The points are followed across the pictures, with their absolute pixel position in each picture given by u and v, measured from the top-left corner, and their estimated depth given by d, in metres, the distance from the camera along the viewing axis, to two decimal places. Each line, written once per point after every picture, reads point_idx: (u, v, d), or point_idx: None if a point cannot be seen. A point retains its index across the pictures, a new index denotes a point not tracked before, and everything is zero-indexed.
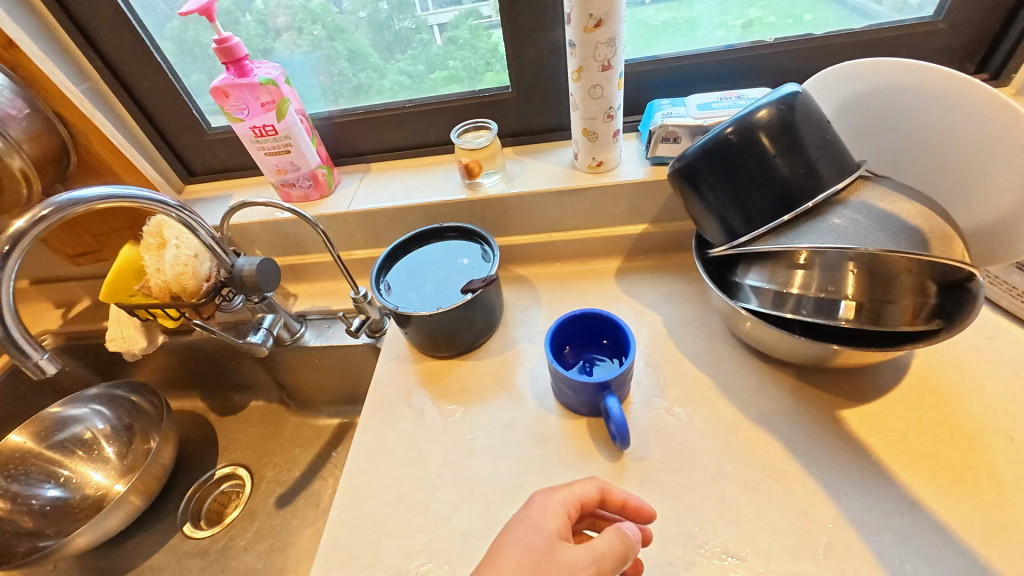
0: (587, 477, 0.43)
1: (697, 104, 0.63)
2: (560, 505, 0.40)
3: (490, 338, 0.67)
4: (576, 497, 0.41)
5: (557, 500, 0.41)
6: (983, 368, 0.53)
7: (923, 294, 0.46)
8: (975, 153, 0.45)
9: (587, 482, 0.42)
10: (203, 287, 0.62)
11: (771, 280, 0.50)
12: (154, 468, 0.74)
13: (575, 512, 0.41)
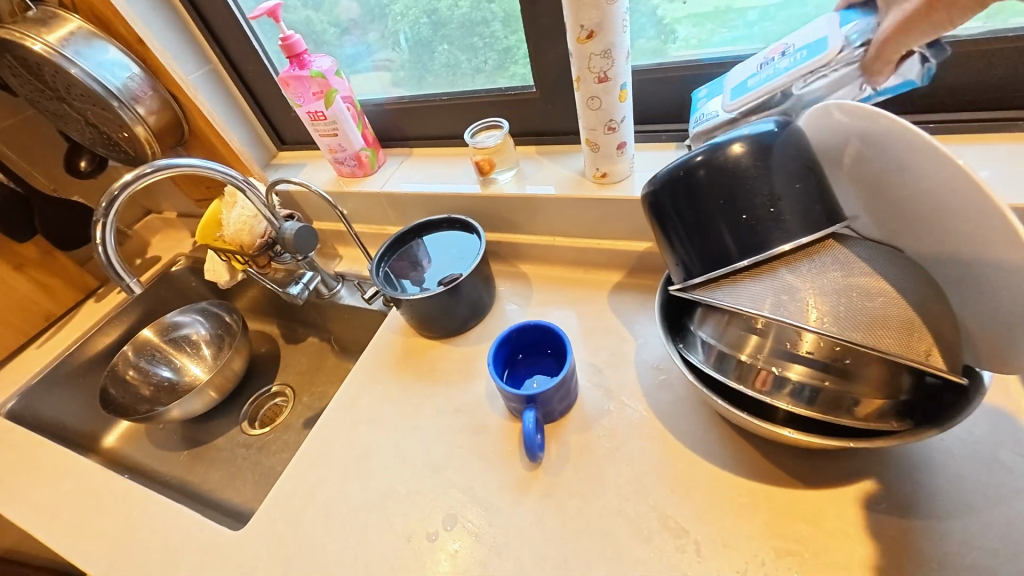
0: None
1: (732, 87, 0.52)
2: None
3: (473, 328, 0.72)
4: None
5: None
6: (996, 490, 0.42)
7: (893, 391, 0.38)
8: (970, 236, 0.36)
9: None
10: (258, 243, 0.77)
11: (722, 339, 0.43)
12: (228, 372, 0.96)
13: None
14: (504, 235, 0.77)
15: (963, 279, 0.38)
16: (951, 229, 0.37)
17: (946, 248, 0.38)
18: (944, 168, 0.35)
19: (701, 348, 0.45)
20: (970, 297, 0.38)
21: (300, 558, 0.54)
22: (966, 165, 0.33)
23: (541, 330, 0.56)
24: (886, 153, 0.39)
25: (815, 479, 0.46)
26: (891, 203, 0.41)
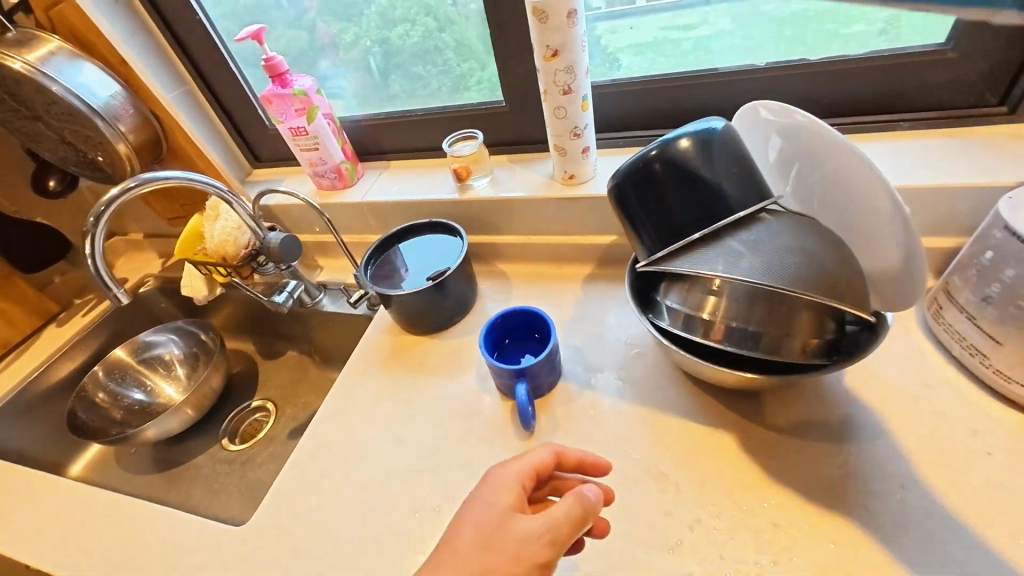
0: (542, 446, 0.47)
1: None
2: (513, 479, 0.44)
3: (457, 322, 0.77)
4: (532, 466, 0.45)
5: (513, 472, 0.44)
6: (909, 415, 0.51)
7: (821, 331, 0.46)
8: (863, 206, 0.45)
9: (541, 451, 0.46)
10: (241, 253, 0.79)
11: (685, 303, 0.50)
12: (205, 389, 0.95)
13: (530, 481, 0.45)
14: (482, 237, 0.83)
15: (864, 241, 0.47)
16: (852, 201, 0.46)
17: (850, 217, 0.47)
18: (840, 151, 0.44)
19: (667, 313, 0.52)
20: (870, 257, 0.47)
21: (309, 542, 0.56)
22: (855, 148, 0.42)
23: (528, 314, 0.62)
24: (800, 141, 0.48)
25: (767, 421, 0.54)
26: (809, 182, 0.50)
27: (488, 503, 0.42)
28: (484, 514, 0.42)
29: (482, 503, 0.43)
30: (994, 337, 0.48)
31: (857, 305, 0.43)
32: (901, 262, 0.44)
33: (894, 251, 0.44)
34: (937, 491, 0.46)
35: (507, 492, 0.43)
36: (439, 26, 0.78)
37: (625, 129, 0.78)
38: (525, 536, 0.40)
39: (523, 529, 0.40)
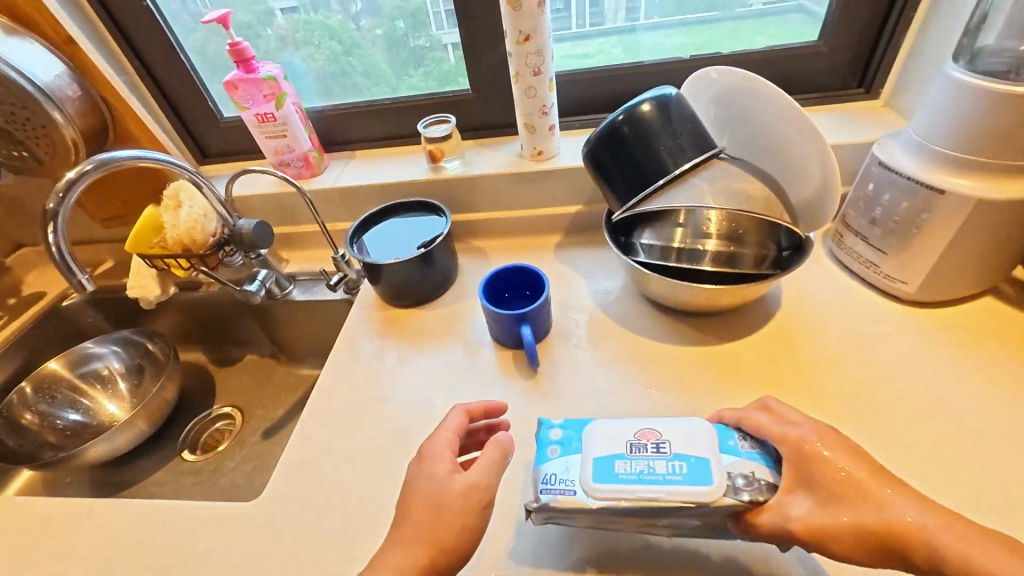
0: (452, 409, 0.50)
1: None
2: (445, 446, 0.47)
3: (444, 293, 0.80)
4: (454, 429, 0.49)
5: (443, 443, 0.47)
6: (830, 317, 0.65)
7: (764, 247, 0.58)
8: (791, 143, 0.58)
9: (454, 414, 0.50)
10: (209, 241, 0.77)
11: (658, 238, 0.60)
12: (157, 401, 0.86)
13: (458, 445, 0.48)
14: (456, 216, 0.88)
15: (791, 173, 0.61)
16: (782, 142, 0.59)
17: (780, 155, 0.61)
18: (775, 100, 0.57)
19: (645, 249, 0.62)
20: (797, 185, 0.61)
21: (332, 501, 0.56)
22: (786, 96, 0.55)
23: (522, 271, 0.68)
24: (741, 98, 0.60)
25: (727, 335, 0.65)
26: (747, 131, 0.62)
27: (417, 465, 0.46)
28: (427, 480, 0.45)
29: (427, 474, 0.45)
30: (881, 250, 0.64)
31: (778, 220, 0.58)
32: (820, 184, 0.58)
33: (814, 176, 0.58)
34: (860, 366, 0.59)
35: (444, 460, 0.45)
36: (345, 49, 0.87)
37: (579, 113, 0.88)
38: (467, 489, 0.43)
39: (462, 482, 0.44)
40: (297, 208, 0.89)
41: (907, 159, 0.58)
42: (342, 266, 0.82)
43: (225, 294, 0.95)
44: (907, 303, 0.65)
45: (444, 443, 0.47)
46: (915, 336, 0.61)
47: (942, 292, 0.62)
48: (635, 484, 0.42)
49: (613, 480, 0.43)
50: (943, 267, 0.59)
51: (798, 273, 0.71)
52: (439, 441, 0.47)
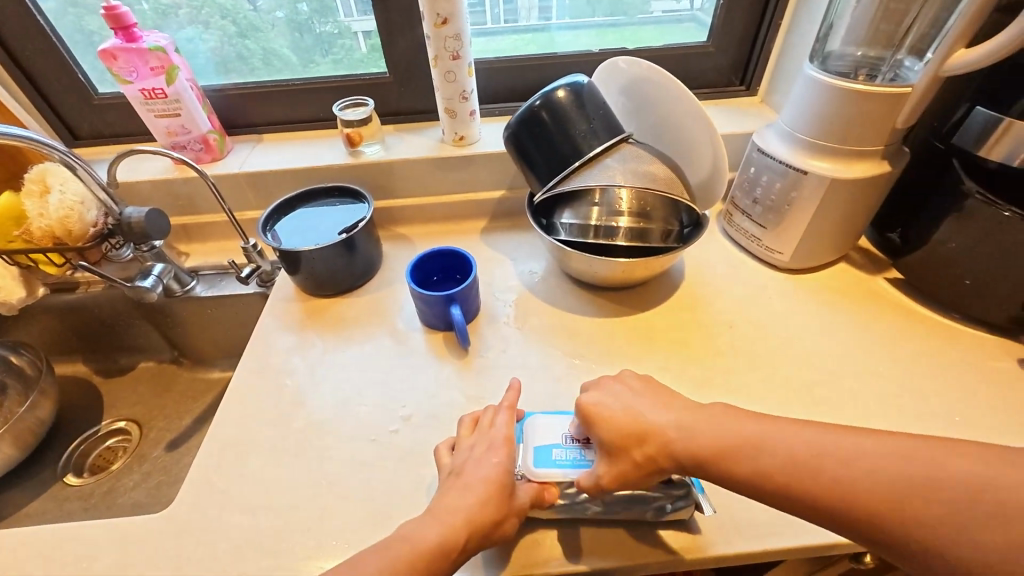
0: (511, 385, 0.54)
1: None
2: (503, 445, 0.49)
3: (369, 282, 0.78)
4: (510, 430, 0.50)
5: (501, 439, 0.49)
6: (724, 285, 0.74)
7: (669, 222, 0.65)
8: (688, 129, 0.65)
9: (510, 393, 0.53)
10: (90, 232, 0.68)
11: (577, 216, 0.64)
12: (28, 421, 0.75)
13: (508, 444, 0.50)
14: (378, 203, 0.86)
15: (688, 157, 0.68)
16: (681, 128, 0.66)
17: (680, 140, 0.67)
18: (673, 90, 0.63)
19: (566, 227, 0.66)
20: (694, 168, 0.68)
21: (259, 499, 0.53)
22: (681, 86, 0.61)
23: (450, 253, 0.69)
24: (646, 86, 0.66)
25: (641, 307, 0.72)
26: (652, 118, 0.69)
27: (482, 455, 0.48)
28: (488, 468, 0.46)
29: (485, 466, 0.47)
30: (762, 225, 0.74)
31: (681, 198, 0.64)
32: (713, 167, 0.66)
33: (707, 159, 0.66)
34: (749, 325, 0.68)
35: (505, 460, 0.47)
36: (240, 31, 0.80)
37: (497, 101, 0.90)
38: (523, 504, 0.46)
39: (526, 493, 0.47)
40: (195, 195, 0.81)
41: (779, 145, 0.68)
42: (254, 257, 0.77)
43: (109, 294, 0.84)
44: (784, 270, 0.76)
45: (505, 439, 0.49)
46: (790, 298, 0.72)
47: (810, 260, 0.73)
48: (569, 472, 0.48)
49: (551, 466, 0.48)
50: (808, 238, 0.70)
51: (697, 249, 0.80)
52: (503, 436, 0.49)
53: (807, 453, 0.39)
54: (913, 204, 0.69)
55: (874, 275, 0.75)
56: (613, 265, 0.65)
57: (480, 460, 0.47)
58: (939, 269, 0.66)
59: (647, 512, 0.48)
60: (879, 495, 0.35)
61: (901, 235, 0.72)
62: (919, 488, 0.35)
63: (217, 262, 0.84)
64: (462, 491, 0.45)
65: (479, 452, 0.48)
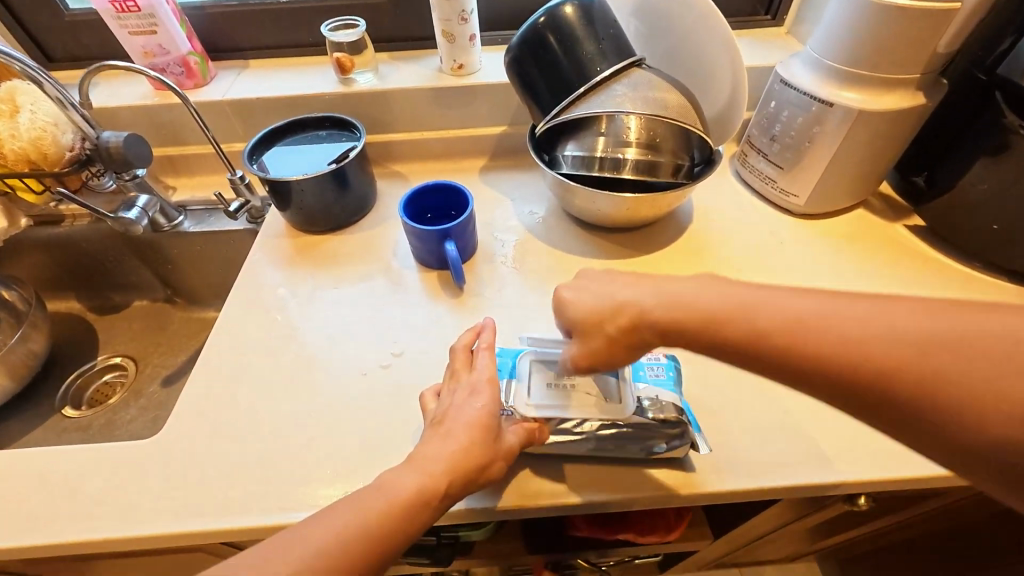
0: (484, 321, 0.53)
1: None
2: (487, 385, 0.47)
3: (362, 220, 0.75)
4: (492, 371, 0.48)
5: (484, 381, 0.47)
6: (733, 229, 0.71)
7: (679, 156, 0.60)
8: (708, 53, 0.60)
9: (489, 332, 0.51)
10: (66, 157, 0.64)
11: (582, 147, 0.60)
12: (22, 353, 0.74)
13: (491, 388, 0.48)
14: (372, 138, 0.82)
15: (706, 87, 0.63)
16: (700, 52, 0.61)
17: (698, 66, 0.62)
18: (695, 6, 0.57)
19: (570, 160, 0.62)
20: (710, 99, 0.64)
21: (245, 429, 0.52)
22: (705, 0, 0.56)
23: (445, 187, 0.66)
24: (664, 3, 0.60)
25: (645, 250, 0.69)
26: (668, 41, 0.63)
27: (463, 400, 0.46)
28: (469, 410, 0.45)
29: (463, 411, 0.45)
30: (779, 166, 0.69)
31: (694, 129, 0.60)
32: (731, 96, 0.61)
33: (727, 87, 0.61)
34: (757, 270, 0.66)
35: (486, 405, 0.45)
36: None
37: (500, 27, 0.83)
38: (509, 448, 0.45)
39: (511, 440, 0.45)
40: (180, 125, 0.77)
41: (806, 74, 0.62)
42: (242, 190, 0.74)
43: (96, 229, 0.82)
44: (798, 216, 0.72)
45: (487, 381, 0.47)
46: (802, 243, 0.69)
47: (827, 205, 0.69)
48: (570, 403, 0.48)
49: (549, 397, 0.48)
50: (826, 179, 0.66)
51: (707, 192, 0.76)
52: (486, 377, 0.47)
53: (811, 314, 0.34)
54: (942, 144, 0.65)
55: (893, 221, 0.71)
56: (619, 202, 0.61)
57: (462, 405, 0.45)
58: (966, 214, 0.62)
59: (639, 449, 0.47)
60: (891, 368, 0.30)
61: (926, 178, 0.67)
62: (940, 359, 0.29)
63: (205, 197, 0.80)
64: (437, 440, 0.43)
65: (461, 396, 0.46)
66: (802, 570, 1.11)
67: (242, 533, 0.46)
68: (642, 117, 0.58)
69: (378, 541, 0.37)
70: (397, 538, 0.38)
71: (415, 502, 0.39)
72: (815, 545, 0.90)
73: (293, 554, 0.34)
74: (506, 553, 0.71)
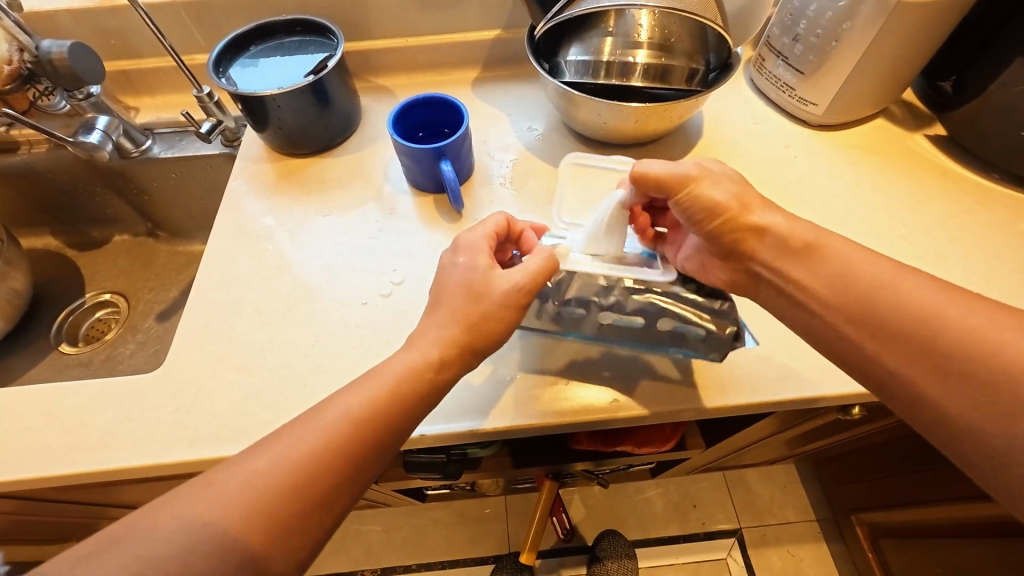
0: (496, 214, 0.47)
1: None
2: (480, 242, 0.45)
3: (348, 141, 0.69)
4: (490, 233, 0.46)
5: (477, 238, 0.45)
6: (744, 143, 0.67)
7: (692, 60, 0.55)
8: None
9: (499, 217, 0.47)
10: (5, 72, 0.58)
11: (587, 52, 0.56)
12: (5, 293, 0.72)
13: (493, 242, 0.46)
14: (349, 45, 0.73)
15: None
16: None
17: None
18: None
19: (574, 67, 0.57)
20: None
21: (249, 362, 0.52)
22: None
23: (439, 101, 0.60)
24: None
25: None
26: None
27: (473, 263, 0.43)
28: (461, 270, 0.43)
29: (463, 268, 0.43)
30: (798, 71, 0.63)
31: (714, 24, 0.53)
32: None
33: None
34: (768, 187, 0.63)
35: (483, 253, 0.44)
36: None
37: None
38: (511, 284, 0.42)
39: (504, 282, 0.42)
40: (131, 32, 0.68)
41: None
42: (211, 110, 0.67)
43: (58, 157, 0.75)
44: (814, 128, 0.68)
45: (481, 237, 0.45)
46: (818, 158, 0.65)
47: (846, 113, 0.65)
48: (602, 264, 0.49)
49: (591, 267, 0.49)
50: (848, 84, 0.61)
51: (718, 102, 0.70)
52: (484, 234, 0.45)
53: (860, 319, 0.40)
54: (972, 43, 0.60)
55: (914, 131, 0.67)
56: (628, 114, 0.57)
57: (468, 267, 0.43)
58: (995, 120, 0.59)
59: (663, 329, 0.48)
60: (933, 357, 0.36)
61: (955, 83, 0.63)
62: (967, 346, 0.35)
63: (172, 118, 0.73)
64: (479, 295, 0.42)
65: (470, 254, 0.44)
66: (780, 470, 1.21)
67: None
68: (654, 12, 0.53)
69: (353, 451, 0.36)
70: (416, 402, 0.39)
71: (441, 360, 0.40)
72: (796, 450, 0.97)
73: (316, 430, 0.35)
74: (510, 465, 0.75)
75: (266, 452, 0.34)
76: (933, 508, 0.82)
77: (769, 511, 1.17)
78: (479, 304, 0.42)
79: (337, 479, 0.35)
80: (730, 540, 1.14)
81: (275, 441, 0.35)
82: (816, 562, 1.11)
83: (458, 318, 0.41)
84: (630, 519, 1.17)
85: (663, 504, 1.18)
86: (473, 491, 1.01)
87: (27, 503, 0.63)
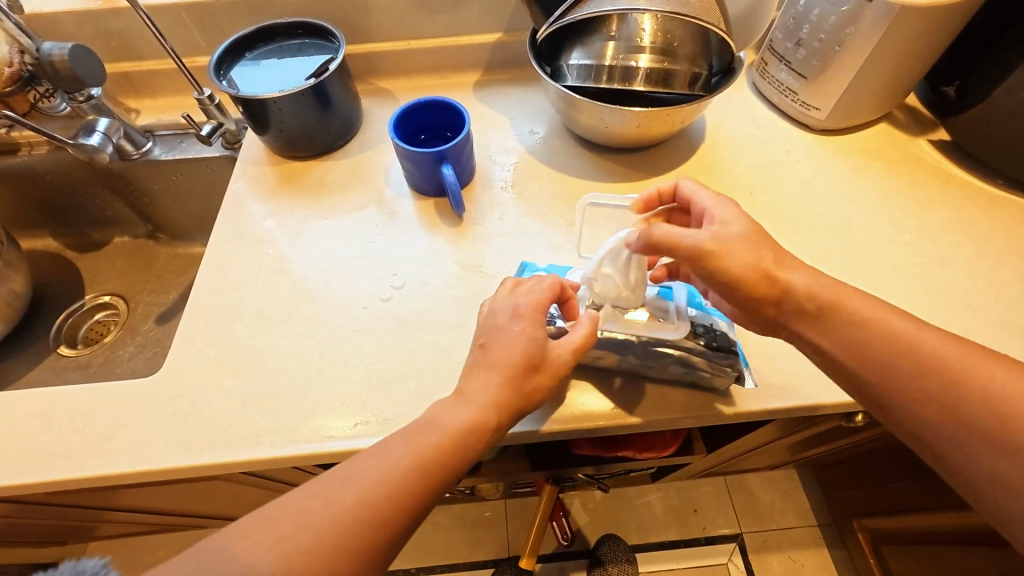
0: (547, 279, 0.46)
1: None
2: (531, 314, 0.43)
3: (349, 144, 0.69)
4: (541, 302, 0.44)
5: (525, 309, 0.43)
6: (747, 147, 0.66)
7: (695, 64, 0.55)
8: None
9: (547, 283, 0.45)
10: (6, 74, 0.58)
11: (589, 55, 0.55)
12: (4, 295, 0.71)
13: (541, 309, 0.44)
14: (351, 48, 0.73)
15: None
16: None
17: None
18: None
19: (575, 71, 0.57)
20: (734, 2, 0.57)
21: (251, 367, 0.51)
22: None
23: (441, 105, 0.60)
24: None
25: (654, 172, 0.65)
26: None
27: (519, 338, 0.42)
28: (513, 342, 0.42)
29: (513, 344, 0.42)
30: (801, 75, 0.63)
31: (718, 28, 0.53)
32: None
33: None
34: (770, 192, 0.62)
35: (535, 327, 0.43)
36: None
37: None
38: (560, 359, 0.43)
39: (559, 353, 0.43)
40: (131, 34, 0.68)
41: None
42: (212, 112, 0.67)
43: (58, 159, 0.75)
44: (816, 133, 0.68)
45: (532, 307, 0.43)
46: (821, 163, 0.65)
47: (848, 118, 0.65)
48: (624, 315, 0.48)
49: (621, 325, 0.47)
50: (851, 89, 0.61)
51: (720, 106, 0.70)
52: (531, 303, 0.44)
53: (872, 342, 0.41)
54: (976, 49, 0.59)
55: (917, 136, 0.67)
56: (630, 118, 0.56)
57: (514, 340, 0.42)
58: (999, 126, 0.59)
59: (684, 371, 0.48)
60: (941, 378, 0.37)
61: (958, 88, 0.62)
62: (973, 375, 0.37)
63: (173, 119, 0.73)
64: (536, 368, 0.42)
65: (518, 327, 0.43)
66: (782, 475, 1.20)
67: (257, 463, 0.47)
68: (657, 16, 0.53)
69: (391, 515, 0.36)
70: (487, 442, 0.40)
71: None
72: (798, 456, 0.96)
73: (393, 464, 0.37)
74: (509, 469, 0.75)
75: (348, 484, 0.36)
76: (935, 515, 0.81)
77: (771, 517, 1.16)
78: (536, 375, 0.42)
79: (372, 543, 0.35)
80: (731, 545, 1.14)
81: (353, 473, 0.36)
82: (817, 568, 1.10)
83: (524, 381, 0.41)
84: (630, 524, 1.16)
85: (664, 508, 1.18)
86: (473, 495, 1.01)
87: (25, 506, 0.63)
